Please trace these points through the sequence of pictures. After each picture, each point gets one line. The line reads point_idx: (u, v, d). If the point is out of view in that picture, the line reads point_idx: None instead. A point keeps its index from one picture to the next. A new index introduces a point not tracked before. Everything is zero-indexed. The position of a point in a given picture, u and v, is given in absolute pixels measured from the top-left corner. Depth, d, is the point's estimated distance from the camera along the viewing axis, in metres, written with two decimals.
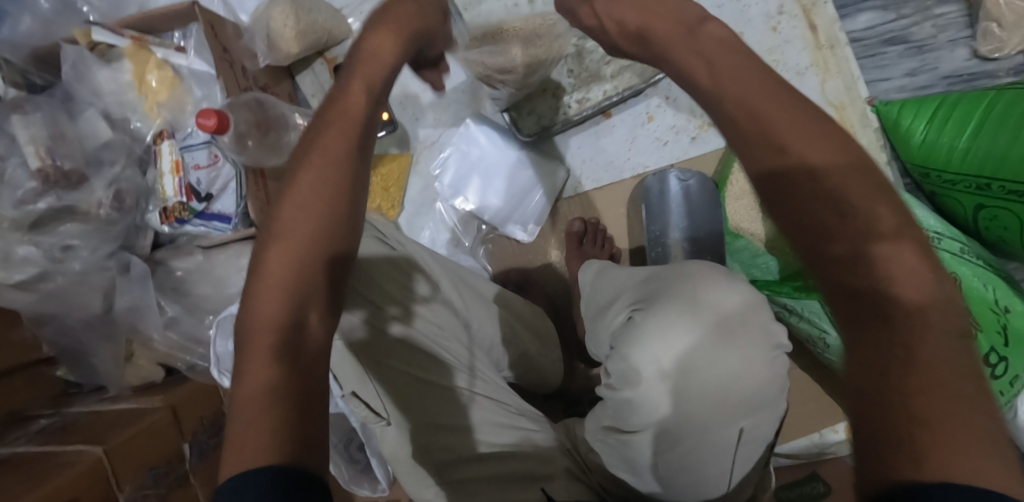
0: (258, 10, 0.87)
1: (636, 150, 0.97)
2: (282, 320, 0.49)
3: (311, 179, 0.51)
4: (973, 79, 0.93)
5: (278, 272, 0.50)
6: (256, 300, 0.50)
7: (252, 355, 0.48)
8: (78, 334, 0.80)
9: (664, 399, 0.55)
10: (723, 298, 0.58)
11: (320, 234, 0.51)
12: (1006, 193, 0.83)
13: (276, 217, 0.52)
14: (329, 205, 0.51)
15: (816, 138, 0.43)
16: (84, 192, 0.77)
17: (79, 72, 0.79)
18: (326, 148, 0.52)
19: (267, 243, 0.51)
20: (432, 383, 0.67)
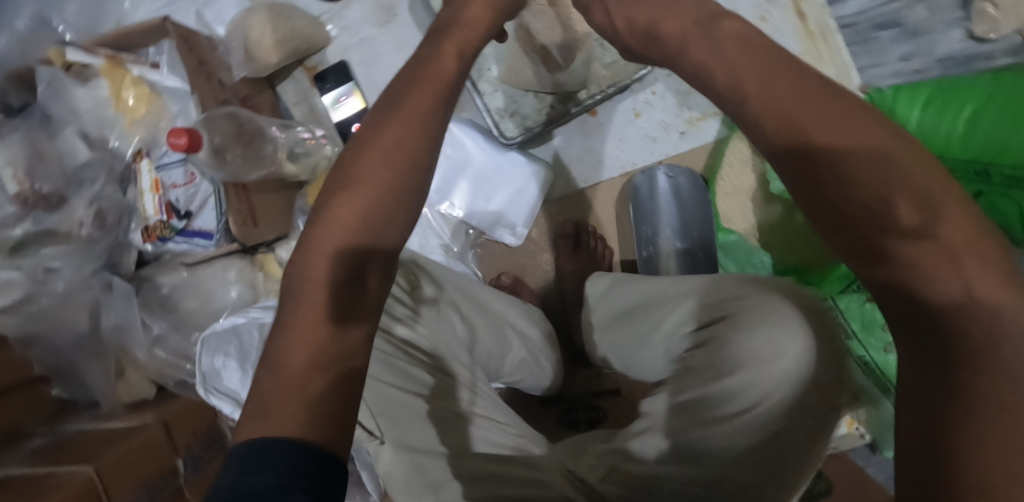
0: (235, 19, 0.86)
1: (624, 147, 0.95)
2: (332, 297, 0.49)
3: (382, 157, 0.52)
4: (970, 62, 0.91)
5: (337, 246, 0.50)
6: (309, 271, 0.50)
7: (301, 329, 0.48)
8: (67, 353, 0.79)
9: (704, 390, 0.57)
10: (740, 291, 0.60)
11: (381, 215, 0.51)
12: (1006, 180, 0.80)
13: (339, 195, 0.51)
14: (395, 186, 0.52)
15: (842, 127, 0.41)
16: (65, 212, 0.78)
17: (54, 90, 0.78)
18: (399, 125, 0.52)
19: (326, 214, 0.51)
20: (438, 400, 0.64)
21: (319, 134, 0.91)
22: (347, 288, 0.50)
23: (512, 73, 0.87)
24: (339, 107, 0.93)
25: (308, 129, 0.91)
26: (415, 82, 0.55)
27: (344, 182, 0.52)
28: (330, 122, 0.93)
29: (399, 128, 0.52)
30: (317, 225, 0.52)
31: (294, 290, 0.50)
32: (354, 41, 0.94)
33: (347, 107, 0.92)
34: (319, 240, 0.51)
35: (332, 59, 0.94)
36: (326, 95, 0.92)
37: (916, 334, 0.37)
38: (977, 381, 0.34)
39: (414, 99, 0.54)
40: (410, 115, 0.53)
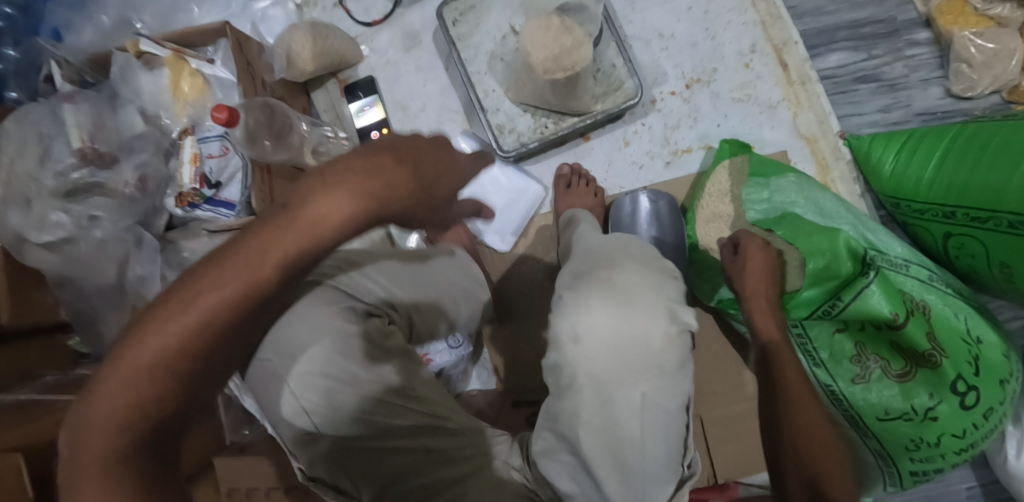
0: (282, 32, 1.01)
1: (611, 172, 1.02)
2: (124, 441, 0.42)
3: (228, 315, 0.43)
4: (947, 117, 0.98)
5: (133, 386, 0.42)
6: (99, 406, 0.42)
7: (88, 476, 0.41)
8: (91, 299, 0.91)
9: (579, 359, 0.59)
10: (633, 278, 0.62)
11: (178, 360, 0.43)
12: (971, 220, 0.83)
13: (151, 326, 0.42)
14: (225, 341, 0.44)
15: (749, 276, 0.79)
16: (113, 171, 0.89)
17: (125, 74, 0.93)
18: (217, 280, 0.42)
19: (132, 337, 0.42)
20: (371, 407, 0.66)
21: (341, 136, 1.03)
22: (144, 435, 0.43)
23: (515, 90, 0.96)
24: (362, 115, 1.05)
25: (333, 130, 1.03)
26: (235, 244, 0.43)
27: (161, 322, 0.42)
28: (353, 127, 1.05)
29: (214, 287, 0.42)
30: (121, 350, 0.42)
31: (78, 421, 0.42)
32: (381, 62, 1.07)
33: (368, 116, 1.04)
34: (113, 372, 0.42)
35: (361, 75, 1.07)
36: (352, 104, 1.05)
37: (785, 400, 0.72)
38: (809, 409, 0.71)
39: (228, 253, 0.43)
40: (270, 282, 0.43)
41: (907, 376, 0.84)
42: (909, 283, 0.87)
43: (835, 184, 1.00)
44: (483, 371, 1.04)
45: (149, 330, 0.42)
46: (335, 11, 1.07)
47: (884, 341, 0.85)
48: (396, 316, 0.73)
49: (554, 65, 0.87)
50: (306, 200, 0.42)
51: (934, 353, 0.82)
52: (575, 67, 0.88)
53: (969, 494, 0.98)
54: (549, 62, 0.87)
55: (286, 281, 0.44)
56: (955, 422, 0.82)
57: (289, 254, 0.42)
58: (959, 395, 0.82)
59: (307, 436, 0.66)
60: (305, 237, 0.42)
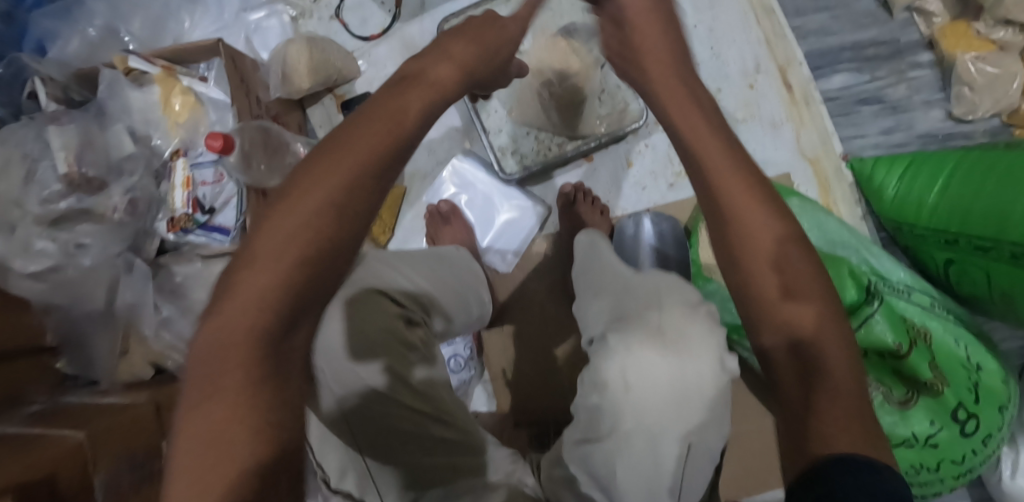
0: (277, 47, 0.98)
1: (615, 193, 1.01)
2: (256, 330, 0.44)
3: (327, 215, 0.46)
4: (949, 139, 0.98)
5: (245, 315, 0.43)
6: (215, 341, 0.43)
7: (213, 384, 0.42)
8: (81, 324, 0.86)
9: (624, 408, 0.57)
10: (687, 324, 0.59)
11: (308, 263, 0.45)
12: (972, 248, 0.83)
13: (266, 227, 0.45)
14: (329, 261, 0.46)
15: (744, 196, 0.52)
16: (101, 197, 0.85)
17: (113, 92, 0.88)
18: (322, 172, 0.47)
19: (244, 266, 0.45)
20: (393, 390, 0.63)
21: None
22: (272, 343, 0.44)
23: (520, 110, 0.95)
24: None
25: None
26: (332, 148, 0.48)
27: (267, 241, 0.45)
28: None
29: (325, 175, 0.47)
30: (233, 280, 0.45)
31: (207, 350, 0.44)
32: (379, 76, 1.04)
33: None
34: (223, 308, 0.44)
35: (359, 90, 1.04)
36: None
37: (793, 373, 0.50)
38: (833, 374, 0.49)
39: (329, 154, 0.48)
40: (363, 171, 0.47)
41: (909, 403, 0.84)
42: (909, 310, 0.87)
43: (836, 204, 0.99)
44: (482, 392, 1.02)
45: (266, 228, 0.45)
46: (331, 23, 1.04)
47: (887, 368, 0.85)
48: (426, 317, 0.70)
49: (562, 85, 0.90)
50: (407, 89, 0.51)
51: (936, 381, 0.83)
52: (583, 88, 0.90)
53: None
54: (558, 81, 0.89)
55: (379, 186, 0.49)
56: (954, 449, 0.84)
57: (380, 146, 0.48)
58: (959, 422, 0.83)
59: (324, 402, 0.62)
60: (384, 131, 0.49)
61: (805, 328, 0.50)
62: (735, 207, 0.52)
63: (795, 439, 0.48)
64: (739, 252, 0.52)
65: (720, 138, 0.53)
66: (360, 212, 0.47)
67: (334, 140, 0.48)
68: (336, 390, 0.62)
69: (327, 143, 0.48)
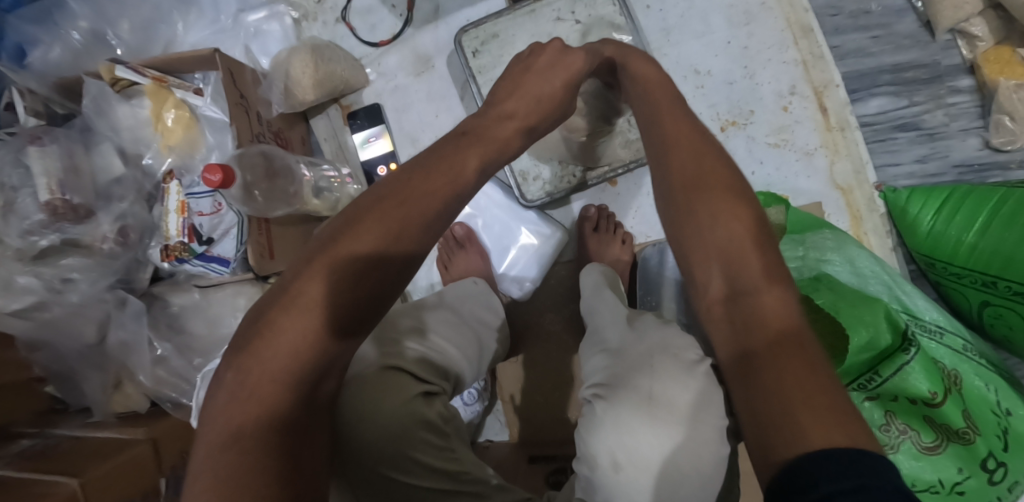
0: (279, 55, 0.90)
1: (638, 219, 0.96)
2: (292, 372, 0.46)
3: (370, 266, 0.48)
4: (984, 171, 0.94)
5: (280, 358, 0.46)
6: (248, 378, 0.46)
7: (239, 419, 0.45)
8: (69, 360, 0.79)
9: (617, 491, 0.52)
10: (680, 393, 0.52)
11: (347, 309, 0.48)
12: (1012, 293, 0.80)
13: (311, 271, 0.48)
14: (367, 309, 0.49)
15: (717, 193, 0.53)
16: (89, 225, 0.78)
17: (99, 105, 0.81)
18: (370, 219, 0.49)
19: (286, 307, 0.47)
20: (408, 467, 0.60)
21: (345, 173, 0.92)
22: (297, 386, 0.47)
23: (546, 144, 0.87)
24: (367, 147, 0.95)
25: (334, 168, 0.91)
26: (377, 202, 0.50)
27: (313, 285, 0.47)
28: (357, 160, 0.95)
29: (377, 222, 0.49)
30: (273, 317, 0.47)
31: (237, 383, 0.46)
32: (389, 87, 0.97)
33: (374, 148, 0.95)
34: (260, 348, 0.46)
35: (367, 101, 0.97)
36: (356, 134, 0.95)
37: (755, 353, 0.46)
38: (796, 353, 0.44)
39: (378, 206, 0.50)
40: (409, 225, 0.50)
41: (936, 449, 0.80)
42: (940, 352, 0.84)
43: (865, 233, 0.96)
44: (495, 422, 0.98)
45: (313, 272, 0.48)
46: (337, 27, 0.97)
47: (917, 414, 0.80)
48: (447, 386, 0.68)
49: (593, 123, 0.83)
50: (457, 153, 0.53)
51: (968, 430, 0.80)
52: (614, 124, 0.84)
53: None
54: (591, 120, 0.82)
55: (424, 240, 0.51)
56: (981, 497, 0.81)
57: (429, 202, 0.51)
58: (988, 471, 0.80)
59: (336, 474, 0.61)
60: (442, 189, 0.51)
61: (769, 316, 0.47)
62: (696, 202, 0.53)
63: (758, 438, 0.43)
64: (701, 248, 0.52)
65: (705, 152, 0.56)
66: (406, 261, 0.50)
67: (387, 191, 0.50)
68: (349, 470, 0.60)
69: (379, 192, 0.51)
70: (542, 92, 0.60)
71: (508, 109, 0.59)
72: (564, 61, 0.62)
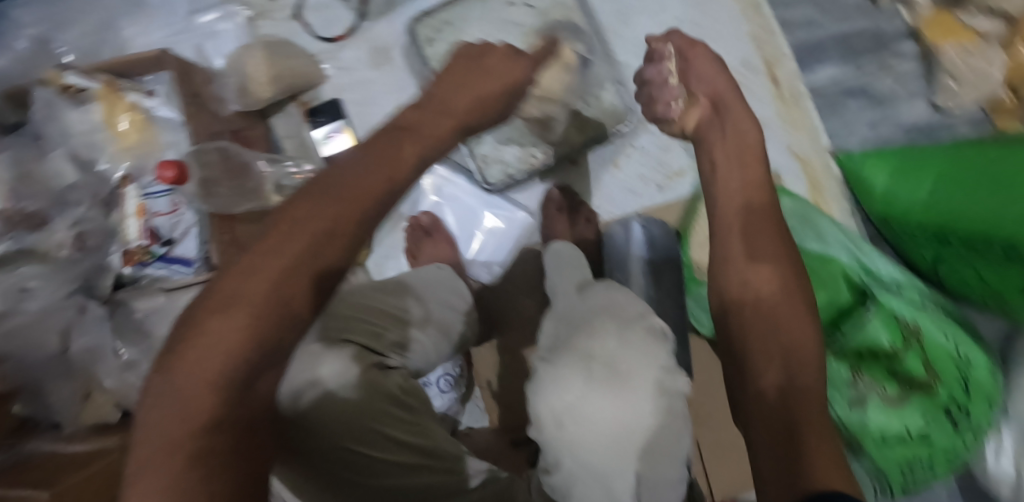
0: (233, 54, 0.90)
1: (604, 197, 0.97)
2: (225, 374, 0.45)
3: (303, 260, 0.48)
4: (934, 132, 0.96)
5: (210, 359, 0.45)
6: (174, 382, 0.44)
7: (172, 426, 0.43)
8: (36, 371, 0.75)
9: (562, 450, 0.51)
10: (616, 350, 0.54)
11: (279, 306, 0.47)
12: (964, 246, 0.82)
13: (239, 273, 0.47)
14: (302, 303, 0.49)
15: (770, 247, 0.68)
16: (45, 233, 0.77)
17: (49, 112, 0.79)
18: (300, 217, 0.49)
19: (214, 308, 0.46)
20: (372, 440, 0.61)
21: (308, 169, 0.88)
22: (233, 388, 0.46)
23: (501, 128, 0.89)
24: (329, 142, 0.92)
25: (297, 164, 0.88)
26: (308, 199, 0.50)
27: (239, 283, 0.47)
28: (319, 155, 0.91)
29: (311, 220, 0.49)
30: (201, 320, 0.46)
31: (166, 390, 0.44)
32: (348, 82, 0.97)
33: (336, 143, 0.92)
34: (185, 349, 0.45)
35: (326, 96, 0.96)
36: (317, 129, 0.92)
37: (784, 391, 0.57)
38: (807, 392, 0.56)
39: (309, 205, 0.50)
40: (342, 220, 0.50)
41: (901, 401, 0.84)
42: (901, 305, 0.85)
43: (821, 196, 0.98)
44: (475, 409, 0.97)
45: (240, 274, 0.47)
46: (292, 24, 0.96)
47: (881, 368, 0.85)
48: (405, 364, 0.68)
49: (540, 101, 0.83)
50: (391, 147, 0.54)
51: (929, 380, 0.84)
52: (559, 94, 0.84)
53: None
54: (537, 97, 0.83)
55: (360, 232, 0.51)
56: (947, 444, 0.83)
57: (363, 196, 0.51)
58: (952, 418, 0.83)
59: (300, 458, 0.61)
60: (378, 183, 0.52)
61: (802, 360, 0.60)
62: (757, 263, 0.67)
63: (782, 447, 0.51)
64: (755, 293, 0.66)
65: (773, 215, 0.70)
66: (341, 258, 0.50)
67: (324, 193, 0.51)
68: (314, 448, 0.60)
69: (314, 194, 0.51)
70: (484, 93, 0.62)
71: (450, 99, 0.60)
72: (510, 69, 0.65)
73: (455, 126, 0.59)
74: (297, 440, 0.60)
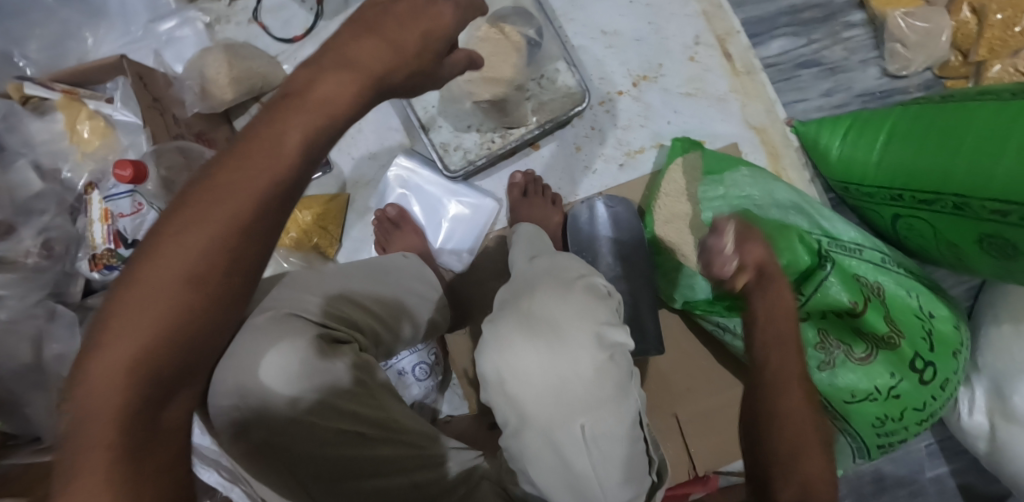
0: (193, 58, 0.91)
1: (566, 179, 0.99)
2: (133, 392, 0.42)
3: (199, 262, 0.44)
4: (886, 97, 0.99)
5: (113, 379, 0.42)
6: (78, 408, 0.41)
7: (80, 450, 0.41)
8: (9, 382, 0.71)
9: (505, 404, 0.54)
10: (556, 306, 0.55)
11: (181, 314, 0.44)
12: (917, 202, 0.83)
13: (134, 287, 0.44)
14: (207, 308, 0.45)
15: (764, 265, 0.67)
16: (12, 241, 0.78)
17: (10, 123, 0.81)
18: (189, 219, 0.44)
19: (110, 326, 0.43)
20: (329, 417, 0.60)
21: None
22: (145, 405, 0.43)
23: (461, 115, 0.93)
24: None
25: None
26: (194, 201, 0.45)
27: (128, 303, 0.43)
28: None
29: (199, 223, 0.44)
30: (98, 340, 0.43)
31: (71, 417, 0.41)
32: None
33: None
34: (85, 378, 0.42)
35: None
36: None
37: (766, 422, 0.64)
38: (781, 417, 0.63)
39: (194, 207, 0.45)
40: (235, 217, 0.45)
41: (869, 359, 0.84)
42: (863, 268, 0.87)
43: (779, 164, 1.00)
44: (455, 397, 0.99)
45: (132, 287, 0.44)
46: (250, 27, 0.98)
47: (845, 327, 0.85)
48: (367, 340, 0.67)
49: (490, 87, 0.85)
50: (271, 125, 0.46)
51: (893, 335, 0.84)
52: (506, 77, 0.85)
53: (935, 479, 1.01)
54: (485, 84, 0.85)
55: (261, 226, 0.46)
56: (915, 397, 0.85)
57: (255, 189, 0.45)
58: (918, 371, 0.84)
59: (237, 429, 0.59)
60: (266, 170, 0.45)
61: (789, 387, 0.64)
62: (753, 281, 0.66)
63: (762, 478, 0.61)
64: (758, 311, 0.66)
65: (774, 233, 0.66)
66: (240, 267, 0.46)
67: (206, 195, 0.45)
68: (270, 428, 0.59)
69: (197, 196, 0.45)
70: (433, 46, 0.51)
71: None
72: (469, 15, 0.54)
73: (356, 93, 0.48)
74: (238, 414, 0.58)
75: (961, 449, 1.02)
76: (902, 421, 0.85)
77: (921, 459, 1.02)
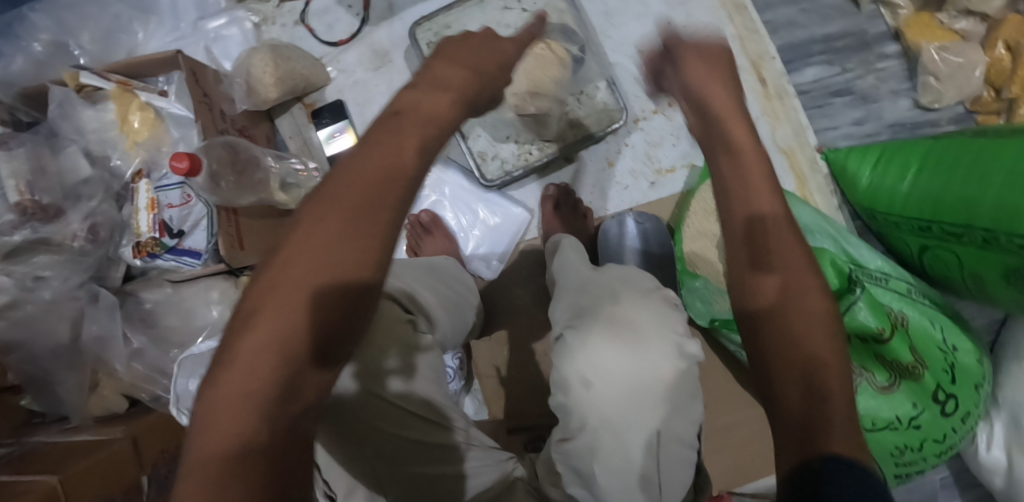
0: (241, 56, 0.93)
1: (596, 193, 1.01)
2: (263, 391, 0.39)
3: (329, 262, 0.41)
4: (917, 128, 1.00)
5: (245, 375, 0.39)
6: (209, 406, 0.39)
7: (211, 440, 0.38)
8: (43, 362, 0.78)
9: (588, 407, 0.55)
10: (639, 313, 0.58)
11: (314, 310, 0.41)
12: (945, 235, 0.83)
13: (266, 284, 0.41)
14: (337, 308, 0.41)
15: None
16: (60, 224, 0.80)
17: (64, 111, 0.83)
18: (323, 216, 0.42)
19: (246, 321, 0.41)
20: (380, 410, 0.60)
21: (311, 166, 0.94)
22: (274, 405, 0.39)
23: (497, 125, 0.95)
24: (333, 141, 0.97)
25: (301, 161, 0.93)
26: (328, 191, 0.43)
27: (268, 292, 0.41)
28: (323, 155, 0.98)
29: (333, 214, 0.42)
30: (233, 334, 0.41)
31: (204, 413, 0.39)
32: (349, 83, 1.01)
33: (340, 142, 0.97)
34: (225, 364, 0.40)
35: (329, 97, 1.00)
36: (321, 130, 0.97)
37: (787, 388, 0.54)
38: None
39: (330, 201, 0.43)
40: (368, 213, 0.43)
41: (890, 388, 0.85)
42: (887, 296, 0.87)
43: (808, 188, 1.01)
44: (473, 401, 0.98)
45: (266, 284, 0.41)
46: (296, 29, 1.00)
47: (871, 355, 0.85)
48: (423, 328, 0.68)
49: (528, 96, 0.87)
50: (415, 102, 0.48)
51: (917, 365, 0.84)
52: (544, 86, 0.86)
53: None
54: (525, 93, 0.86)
55: (380, 213, 0.43)
56: (936, 429, 0.85)
57: (380, 183, 0.44)
58: (940, 403, 0.85)
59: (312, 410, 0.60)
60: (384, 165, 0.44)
61: None
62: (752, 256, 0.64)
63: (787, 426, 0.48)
64: None
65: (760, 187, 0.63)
66: (359, 253, 0.42)
67: (341, 188, 0.43)
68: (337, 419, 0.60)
69: (335, 188, 0.43)
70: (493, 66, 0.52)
71: None
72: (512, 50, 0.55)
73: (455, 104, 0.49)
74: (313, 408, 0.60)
75: (975, 482, 1.02)
76: (923, 452, 0.85)
77: (935, 489, 1.02)
